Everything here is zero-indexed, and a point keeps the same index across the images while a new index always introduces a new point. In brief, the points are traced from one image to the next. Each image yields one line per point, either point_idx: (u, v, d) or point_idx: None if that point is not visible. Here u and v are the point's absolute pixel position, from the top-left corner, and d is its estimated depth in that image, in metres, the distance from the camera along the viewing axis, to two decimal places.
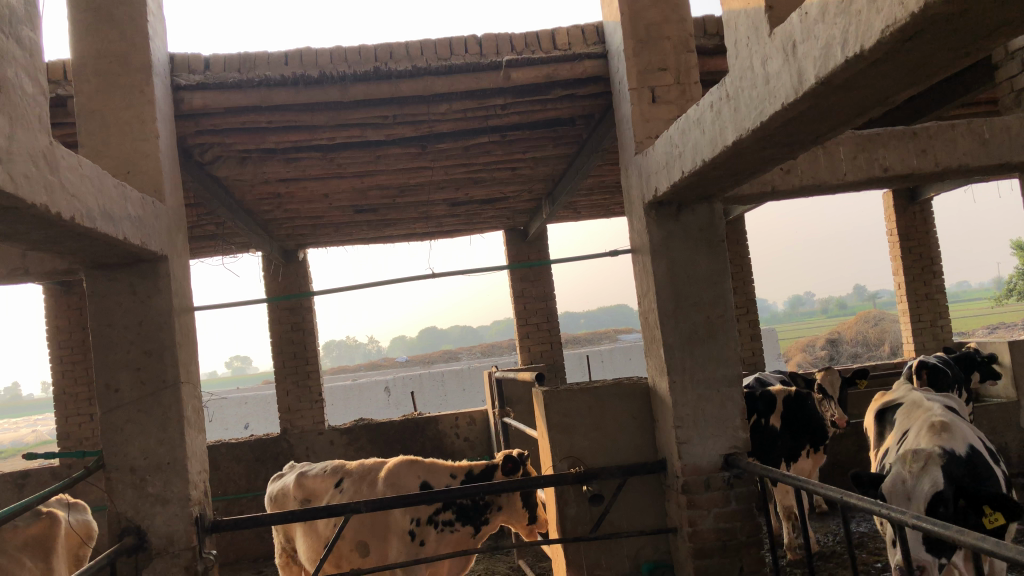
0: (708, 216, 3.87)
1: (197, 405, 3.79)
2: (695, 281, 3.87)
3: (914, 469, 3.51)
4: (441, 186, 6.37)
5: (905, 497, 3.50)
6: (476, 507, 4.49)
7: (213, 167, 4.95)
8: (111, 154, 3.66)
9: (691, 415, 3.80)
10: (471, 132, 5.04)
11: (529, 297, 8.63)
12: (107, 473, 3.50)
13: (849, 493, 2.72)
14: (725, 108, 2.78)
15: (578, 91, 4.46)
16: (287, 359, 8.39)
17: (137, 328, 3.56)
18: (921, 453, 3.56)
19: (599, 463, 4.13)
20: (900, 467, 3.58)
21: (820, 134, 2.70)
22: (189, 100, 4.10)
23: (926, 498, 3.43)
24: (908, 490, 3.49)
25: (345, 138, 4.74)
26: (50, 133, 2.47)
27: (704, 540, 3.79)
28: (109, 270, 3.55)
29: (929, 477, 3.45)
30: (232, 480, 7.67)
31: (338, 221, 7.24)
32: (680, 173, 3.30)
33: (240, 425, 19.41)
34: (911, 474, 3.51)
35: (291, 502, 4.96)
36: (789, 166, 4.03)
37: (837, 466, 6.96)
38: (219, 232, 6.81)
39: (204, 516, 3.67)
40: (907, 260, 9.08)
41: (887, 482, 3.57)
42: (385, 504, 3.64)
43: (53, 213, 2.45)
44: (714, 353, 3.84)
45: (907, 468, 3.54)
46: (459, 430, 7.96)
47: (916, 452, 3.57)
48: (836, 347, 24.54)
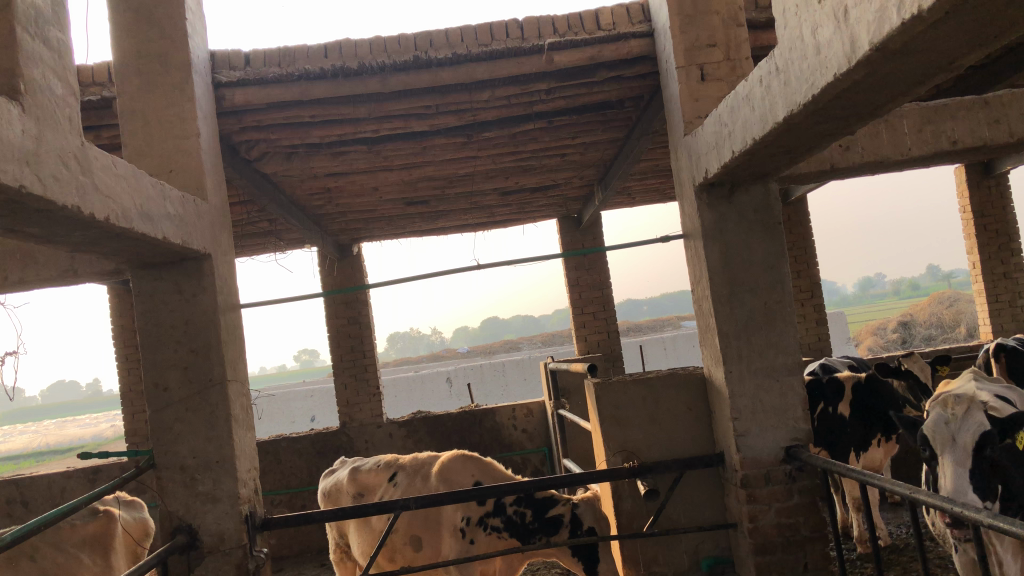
0: (764, 197, 3.68)
1: (245, 402, 3.79)
2: (751, 266, 3.69)
3: (957, 411, 3.30)
4: (491, 176, 6.28)
5: (948, 437, 3.25)
6: (526, 527, 4.13)
7: (261, 163, 4.95)
8: (154, 154, 3.67)
9: (749, 406, 3.64)
10: (517, 119, 4.94)
11: (584, 286, 8.50)
12: (158, 472, 3.51)
13: (920, 490, 2.53)
14: (776, 82, 2.61)
15: (624, 72, 4.31)
16: (345, 353, 8.43)
17: (183, 326, 3.56)
18: (961, 397, 3.37)
19: (654, 456, 3.99)
20: (940, 411, 3.37)
21: (879, 105, 2.52)
22: (230, 96, 4.08)
23: (971, 438, 3.21)
24: (951, 429, 3.26)
25: (390, 130, 4.68)
26: (81, 133, 2.46)
27: (766, 535, 3.63)
28: (154, 269, 3.56)
29: (974, 417, 3.25)
30: (294, 473, 7.74)
31: (390, 214, 7.21)
32: (731, 153, 3.13)
33: (306, 418, 19.74)
34: (954, 415, 3.30)
35: (346, 496, 4.96)
36: (849, 142, 3.78)
37: (910, 455, 6.67)
38: (273, 229, 6.86)
39: (255, 514, 3.67)
40: (983, 237, 8.66)
41: (927, 428, 3.36)
42: (434, 501, 3.56)
43: (85, 214, 2.44)
44: (772, 340, 3.66)
45: (947, 410, 3.34)
46: (517, 421, 7.89)
47: (956, 397, 3.38)
48: (908, 330, 23.71)
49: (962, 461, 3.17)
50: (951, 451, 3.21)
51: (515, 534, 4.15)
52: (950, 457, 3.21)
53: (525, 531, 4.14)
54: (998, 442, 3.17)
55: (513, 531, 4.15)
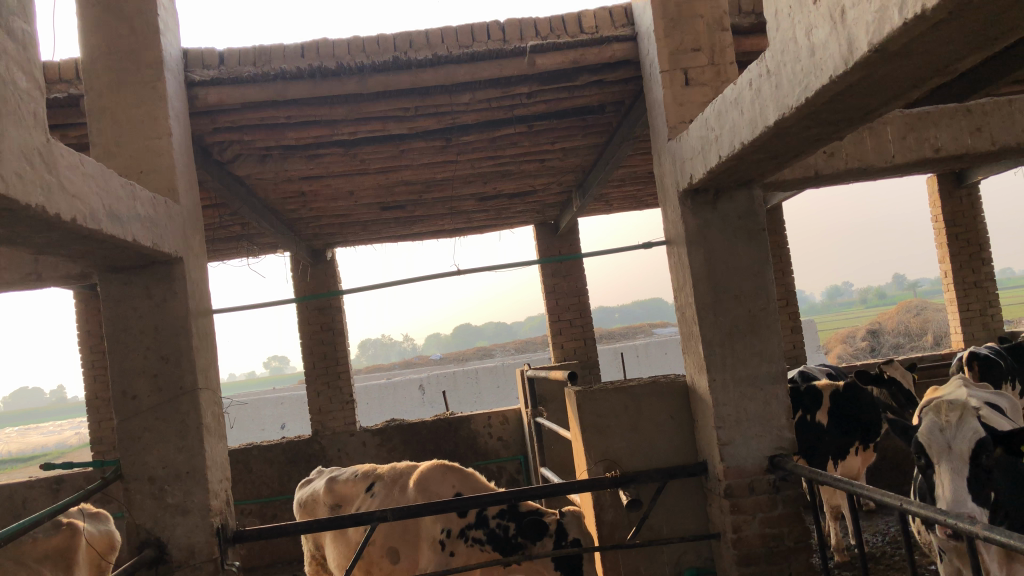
0: (748, 204, 3.64)
1: (217, 411, 3.67)
2: (735, 272, 3.65)
3: (951, 418, 3.24)
4: (469, 180, 6.20)
5: (943, 446, 3.19)
6: (508, 540, 4.00)
7: (234, 165, 4.83)
8: (123, 154, 3.55)
9: (733, 415, 3.59)
10: (497, 123, 4.87)
11: (561, 292, 8.44)
12: (125, 484, 3.38)
13: (909, 500, 2.47)
14: (767, 85, 2.57)
15: (606, 76, 4.26)
16: (317, 360, 8.29)
17: (153, 333, 3.44)
18: (954, 403, 3.30)
19: (636, 466, 3.93)
20: (933, 417, 3.31)
21: (870, 110, 2.49)
22: (204, 96, 3.97)
23: (967, 446, 3.15)
24: (947, 437, 3.20)
25: (367, 132, 4.59)
26: (47, 130, 2.35)
27: (749, 546, 3.58)
28: (122, 273, 3.44)
29: (969, 425, 3.19)
30: (265, 483, 7.59)
31: (365, 219, 7.10)
32: (718, 158, 3.09)
33: (276, 426, 19.50)
34: (948, 422, 3.24)
35: (322, 507, 4.86)
36: (833, 148, 3.76)
37: (886, 462, 6.68)
38: (245, 233, 6.72)
39: (227, 525, 3.55)
40: (955, 246, 8.74)
41: (922, 435, 3.29)
42: (413, 512, 3.46)
43: (50, 214, 2.32)
44: (756, 348, 3.62)
45: (939, 416, 3.28)
46: (493, 429, 7.81)
47: (949, 402, 3.32)
48: (877, 338, 23.97)
49: (959, 469, 3.12)
50: (948, 460, 3.15)
51: (497, 547, 4.02)
52: (945, 465, 3.16)
53: (507, 544, 4.00)
54: (993, 451, 3.13)
55: (496, 545, 4.03)
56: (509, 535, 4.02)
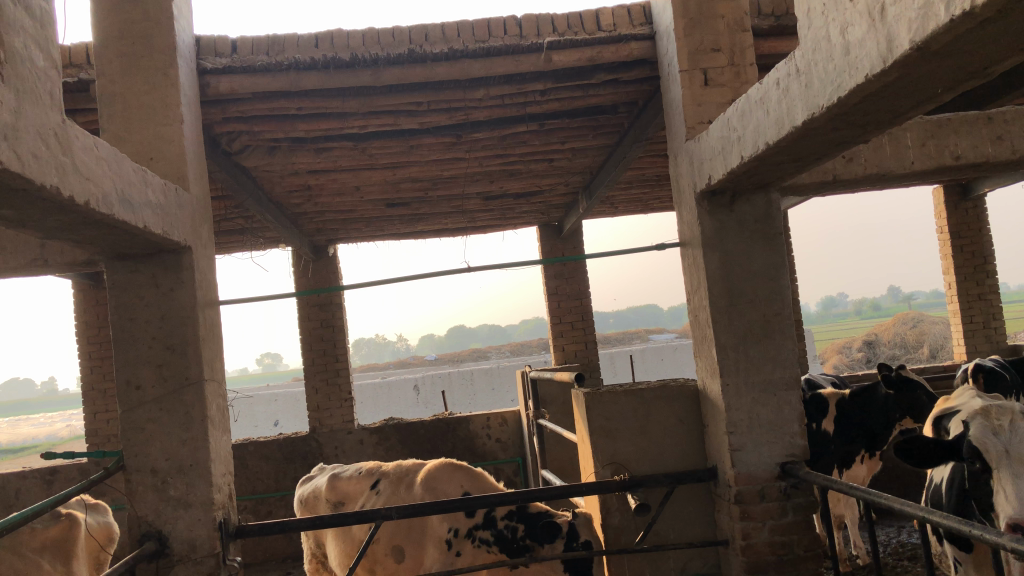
0: (765, 207, 3.60)
1: (222, 404, 3.61)
2: (750, 276, 3.61)
3: (1003, 423, 2.95)
4: (476, 179, 6.15)
5: (1000, 450, 2.86)
6: (515, 543, 3.92)
7: (242, 156, 4.78)
8: (133, 141, 3.49)
9: (745, 420, 3.55)
10: (508, 120, 4.83)
11: (563, 295, 8.39)
12: (127, 475, 3.32)
13: (929, 509, 2.41)
14: (795, 85, 2.53)
15: (622, 75, 4.22)
16: (317, 356, 8.23)
17: (159, 323, 3.39)
18: (1006, 408, 3.01)
19: (644, 470, 3.89)
20: (983, 422, 3.01)
21: (900, 113, 2.44)
22: (215, 84, 3.91)
23: None
24: (1004, 441, 2.87)
25: (377, 126, 4.54)
26: (62, 110, 2.29)
27: (758, 554, 3.54)
28: (130, 261, 3.38)
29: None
30: (261, 479, 7.52)
31: (369, 216, 7.06)
32: (739, 159, 3.05)
33: (270, 422, 19.41)
34: (1001, 426, 2.94)
35: (324, 505, 4.80)
36: (852, 153, 3.73)
37: (886, 473, 6.65)
38: (249, 226, 6.66)
39: (229, 520, 3.49)
40: (959, 259, 8.72)
41: (973, 439, 2.96)
42: (417, 511, 3.41)
43: (64, 196, 2.27)
44: (770, 354, 3.58)
45: (992, 422, 2.98)
46: (491, 431, 7.76)
47: (1000, 408, 3.02)
48: (874, 349, 23.96)
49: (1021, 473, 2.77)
50: (1007, 463, 2.81)
51: (504, 549, 3.95)
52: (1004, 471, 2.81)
53: (514, 547, 3.93)
54: None
55: (503, 546, 3.96)
56: (518, 538, 3.93)
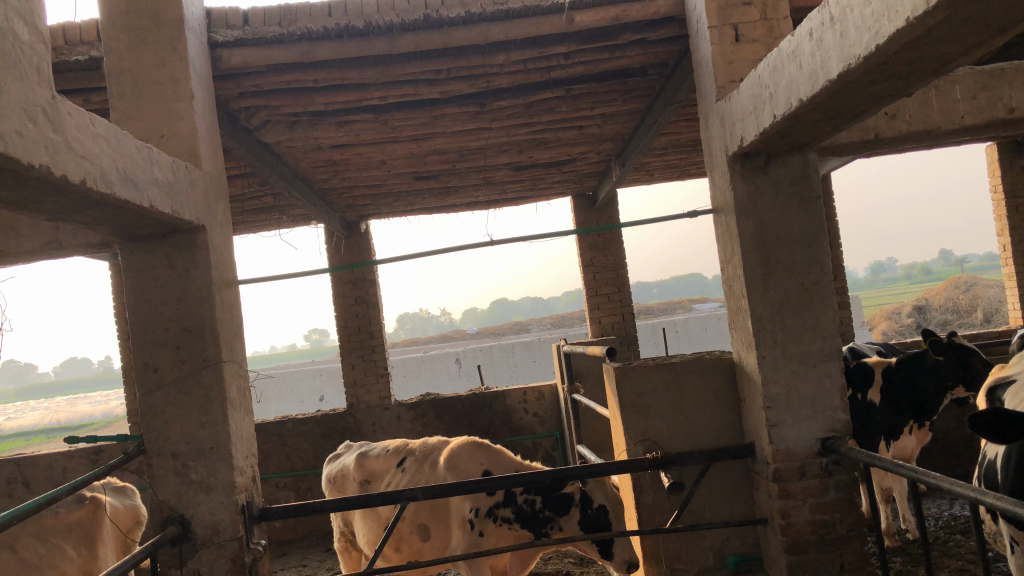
0: (803, 168, 3.39)
1: (242, 385, 3.55)
2: (788, 242, 3.41)
3: None
4: (503, 149, 5.98)
5: None
6: (536, 516, 3.99)
7: (262, 132, 4.67)
8: (143, 118, 3.42)
9: (784, 394, 3.37)
10: (533, 87, 4.66)
11: (598, 266, 8.22)
12: (148, 459, 3.28)
13: (983, 489, 2.24)
14: (830, 34, 2.33)
15: (649, 35, 4.01)
16: (352, 333, 8.19)
17: (176, 304, 3.32)
18: None
19: (677, 448, 3.75)
20: None
21: (947, 61, 2.23)
22: (227, 57, 3.80)
23: None
24: None
25: (398, 96, 4.40)
26: (52, 86, 2.20)
27: (799, 533, 3.38)
28: (143, 241, 3.31)
29: None
30: (300, 456, 7.53)
31: (398, 190, 6.94)
32: (772, 118, 2.84)
33: (315, 398, 19.63)
34: None
35: (351, 484, 4.76)
36: (896, 109, 3.46)
37: (937, 444, 6.42)
38: (277, 204, 6.60)
39: (252, 503, 3.43)
40: (1014, 219, 8.33)
41: None
42: (443, 492, 3.30)
43: (57, 175, 2.18)
44: (809, 324, 3.39)
45: None
46: (528, 405, 7.65)
47: None
48: (924, 314, 23.32)
49: None
50: None
51: (528, 525, 4.00)
52: None
53: (535, 520, 3.99)
54: None
55: (525, 522, 4.01)
56: (537, 510, 4.00)
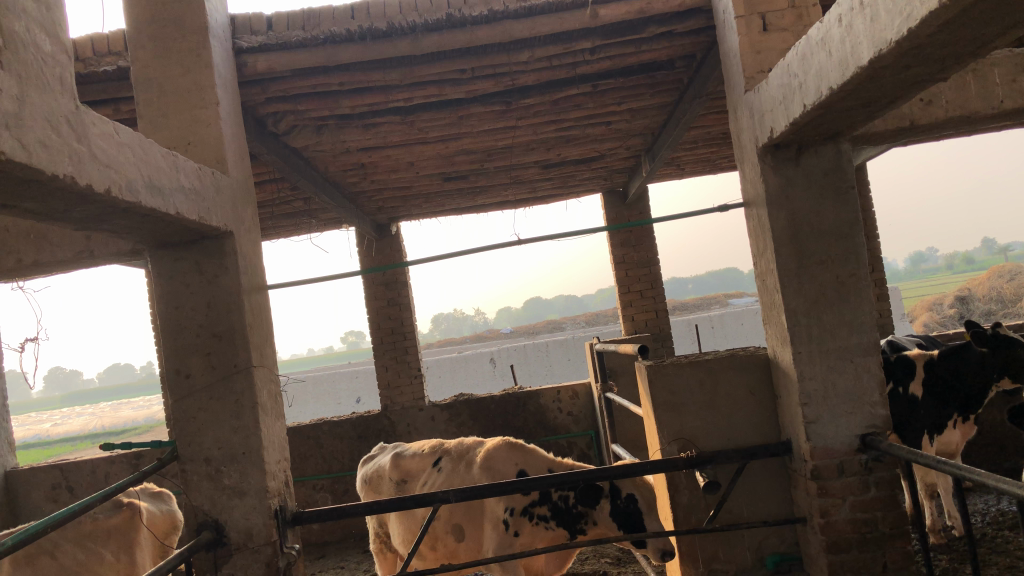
0: (836, 158, 3.31)
1: (274, 389, 3.56)
2: (822, 234, 3.33)
3: None
4: (531, 147, 5.95)
5: None
6: (571, 512, 3.95)
7: (290, 137, 4.68)
8: (170, 126, 3.44)
9: (821, 390, 3.30)
10: (560, 83, 4.61)
11: (630, 263, 8.15)
12: (182, 465, 3.30)
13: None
14: (859, 20, 2.25)
15: (676, 27, 3.95)
16: (385, 335, 8.21)
17: (205, 310, 3.33)
18: None
19: (713, 446, 3.69)
20: None
21: (984, 43, 2.15)
22: (252, 63, 3.81)
23: None
24: None
25: (423, 97, 4.39)
26: (75, 96, 2.21)
27: (839, 532, 3.30)
28: (172, 248, 3.33)
29: None
30: (336, 458, 7.56)
31: (427, 191, 6.94)
32: (802, 107, 2.77)
33: (352, 399, 19.76)
34: None
35: (386, 484, 4.76)
36: (932, 95, 3.37)
37: (982, 438, 6.27)
38: (307, 208, 6.64)
39: (285, 507, 3.44)
40: None
41: None
42: (475, 493, 3.27)
43: (81, 185, 2.20)
44: (846, 317, 3.31)
45: None
46: (562, 404, 7.60)
47: None
48: (966, 305, 22.81)
49: None
50: None
51: (562, 522, 3.97)
52: None
53: (570, 517, 3.96)
54: None
55: (560, 518, 3.97)
56: (572, 507, 3.96)
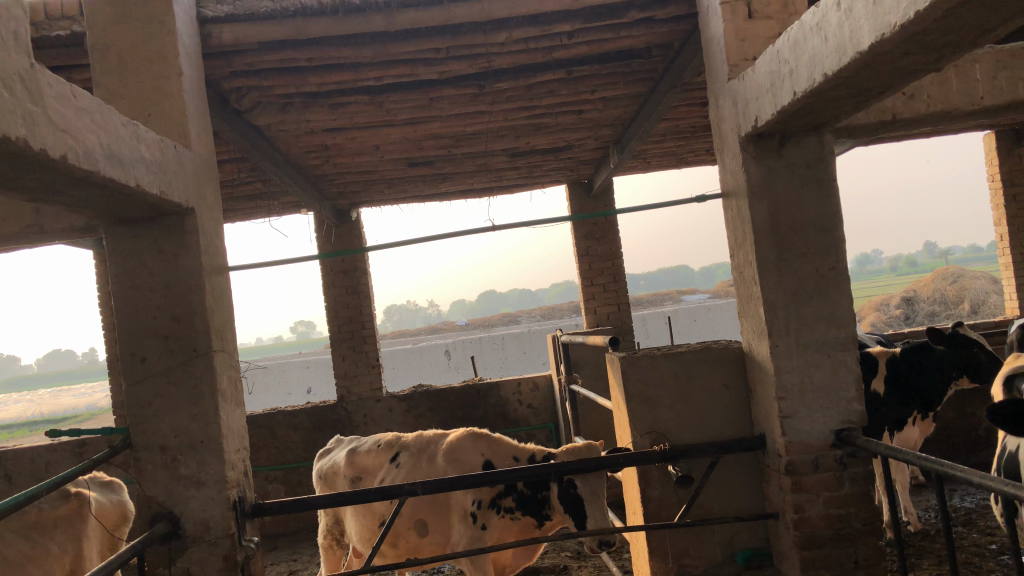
0: (818, 150, 3.27)
1: (234, 375, 3.40)
2: (802, 227, 3.29)
3: None
4: (500, 135, 5.84)
5: None
6: (536, 499, 3.90)
7: (252, 114, 4.50)
8: (130, 97, 3.26)
9: (797, 385, 3.26)
10: (534, 69, 4.52)
11: (594, 256, 8.10)
12: (135, 453, 3.13)
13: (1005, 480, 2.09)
14: (860, 3, 2.20)
15: (656, 13, 3.88)
16: (343, 324, 8.03)
17: (164, 291, 3.16)
18: None
19: (686, 440, 3.63)
20: None
21: (987, 30, 2.10)
22: (217, 34, 3.64)
23: None
24: None
25: (394, 77, 4.25)
26: (31, 53, 2.04)
27: (813, 528, 3.27)
28: (130, 225, 3.16)
29: None
30: (290, 449, 7.38)
31: (391, 177, 6.78)
32: (792, 95, 2.71)
33: (304, 390, 19.42)
34: None
35: (341, 481, 4.63)
36: (914, 89, 3.36)
37: (937, 435, 6.38)
38: (266, 190, 6.43)
39: (245, 499, 3.29)
40: (1011, 208, 8.45)
41: None
42: (444, 486, 3.15)
43: (36, 149, 2.03)
44: (824, 312, 3.28)
45: None
46: (522, 396, 7.53)
47: None
48: (912, 306, 23.33)
49: None
50: None
51: (529, 512, 3.93)
52: None
53: (536, 504, 3.91)
54: None
55: (526, 509, 3.92)
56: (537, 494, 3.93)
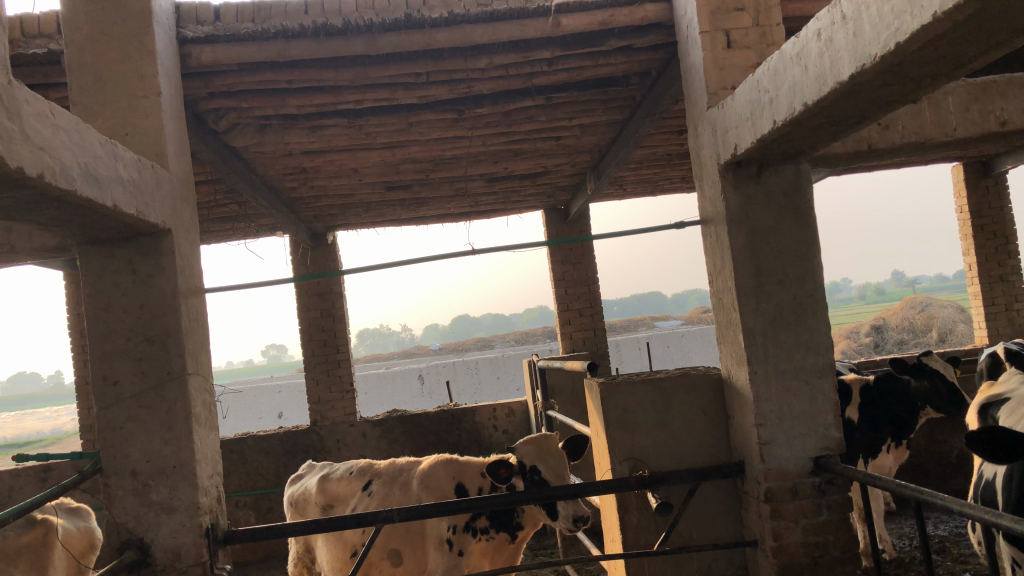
0: (795, 178, 3.31)
1: (208, 400, 3.34)
2: (780, 254, 3.31)
3: None
4: (479, 159, 5.86)
5: None
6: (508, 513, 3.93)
7: (230, 135, 4.47)
8: (107, 115, 3.22)
9: (775, 411, 3.26)
10: (513, 94, 4.54)
11: (570, 281, 8.11)
12: (104, 478, 3.05)
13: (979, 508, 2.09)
14: (841, 34, 2.23)
15: (636, 41, 3.91)
16: (317, 347, 7.95)
17: (138, 312, 3.11)
18: None
19: (664, 466, 3.62)
20: None
21: (962, 64, 2.15)
22: (196, 54, 3.60)
23: None
24: None
25: (374, 101, 4.25)
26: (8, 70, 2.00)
27: (791, 556, 3.26)
28: (104, 245, 3.10)
29: None
30: (262, 474, 7.27)
31: (368, 200, 6.76)
32: (771, 123, 2.74)
33: (275, 414, 19.17)
34: None
35: (313, 508, 4.56)
36: (890, 120, 3.43)
37: (909, 462, 6.43)
38: (241, 212, 6.38)
39: (217, 526, 3.21)
40: (979, 238, 8.61)
41: None
42: (420, 512, 3.11)
43: (12, 167, 1.99)
44: (802, 339, 3.29)
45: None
46: (498, 422, 7.48)
47: None
48: (882, 334, 23.61)
49: None
50: None
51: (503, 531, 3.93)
52: None
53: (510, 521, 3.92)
54: None
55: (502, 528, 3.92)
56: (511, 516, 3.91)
